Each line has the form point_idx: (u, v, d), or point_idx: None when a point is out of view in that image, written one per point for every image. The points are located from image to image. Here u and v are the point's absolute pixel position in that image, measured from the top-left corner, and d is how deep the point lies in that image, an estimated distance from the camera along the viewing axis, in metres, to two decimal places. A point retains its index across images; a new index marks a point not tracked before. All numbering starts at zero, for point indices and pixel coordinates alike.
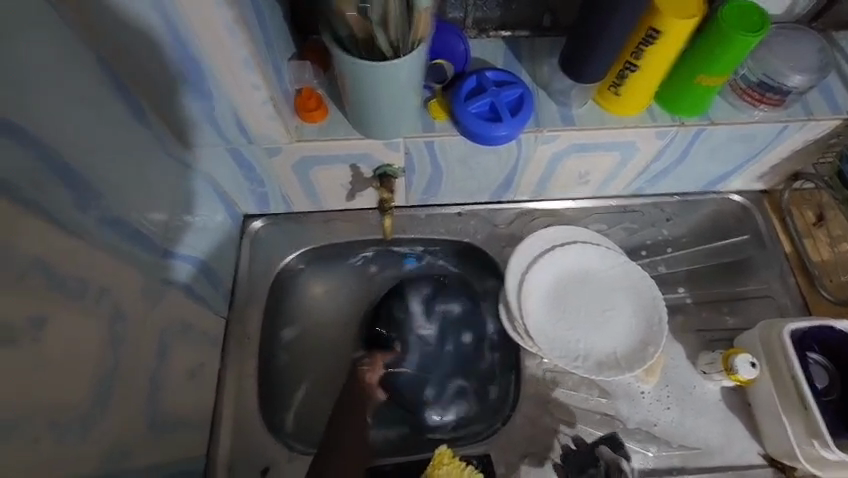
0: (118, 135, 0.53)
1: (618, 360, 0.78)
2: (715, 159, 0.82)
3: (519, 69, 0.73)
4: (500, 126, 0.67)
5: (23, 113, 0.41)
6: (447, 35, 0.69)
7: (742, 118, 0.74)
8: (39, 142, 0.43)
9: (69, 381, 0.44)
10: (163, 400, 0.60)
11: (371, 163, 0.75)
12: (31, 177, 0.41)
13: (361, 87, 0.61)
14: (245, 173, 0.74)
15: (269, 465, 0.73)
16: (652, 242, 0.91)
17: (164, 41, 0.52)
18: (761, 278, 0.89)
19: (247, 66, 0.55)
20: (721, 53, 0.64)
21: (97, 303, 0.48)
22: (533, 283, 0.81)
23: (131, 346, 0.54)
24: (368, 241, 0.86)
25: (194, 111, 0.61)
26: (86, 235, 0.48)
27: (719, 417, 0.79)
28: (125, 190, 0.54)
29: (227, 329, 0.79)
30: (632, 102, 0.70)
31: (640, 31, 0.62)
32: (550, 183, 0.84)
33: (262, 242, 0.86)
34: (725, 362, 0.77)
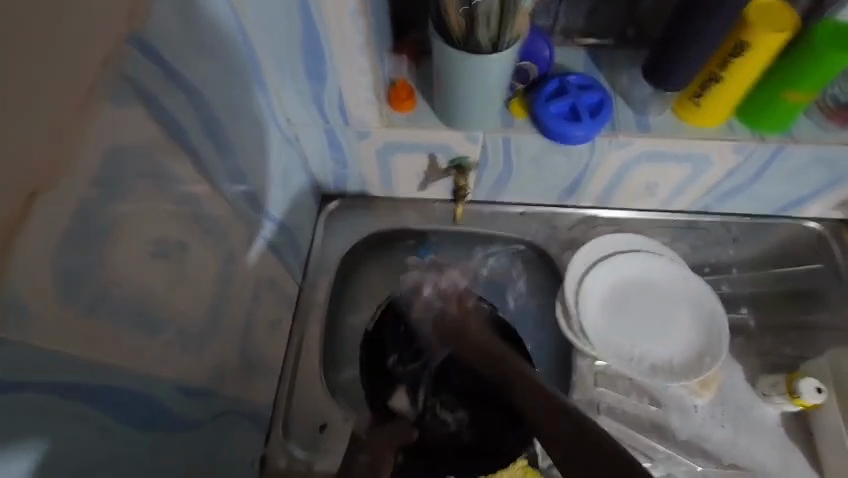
0: (244, 101, 0.62)
1: (673, 366, 0.79)
2: (794, 181, 0.81)
3: (598, 75, 0.76)
4: (578, 126, 0.71)
5: (189, 69, 0.50)
6: (536, 39, 0.74)
7: (827, 138, 0.73)
8: (194, 95, 0.51)
9: (185, 297, 0.51)
10: (246, 342, 0.67)
11: (448, 154, 0.80)
12: (184, 123, 0.50)
13: (456, 81, 0.67)
14: (333, 152, 0.82)
15: (326, 423, 0.79)
16: (716, 261, 0.91)
17: (296, 23, 0.60)
18: (833, 309, 0.86)
19: (360, 51, 0.62)
20: (811, 70, 0.65)
21: (211, 239, 0.56)
22: (592, 286, 0.84)
23: (230, 286, 0.61)
24: (434, 231, 0.91)
25: (305, 88, 0.69)
26: (212, 181, 0.56)
27: (777, 442, 0.76)
28: (243, 150, 0.62)
29: (299, 295, 0.86)
30: (712, 114, 0.71)
31: (729, 43, 0.64)
32: (617, 191, 0.86)
33: (336, 221, 0.92)
34: (790, 385, 0.75)
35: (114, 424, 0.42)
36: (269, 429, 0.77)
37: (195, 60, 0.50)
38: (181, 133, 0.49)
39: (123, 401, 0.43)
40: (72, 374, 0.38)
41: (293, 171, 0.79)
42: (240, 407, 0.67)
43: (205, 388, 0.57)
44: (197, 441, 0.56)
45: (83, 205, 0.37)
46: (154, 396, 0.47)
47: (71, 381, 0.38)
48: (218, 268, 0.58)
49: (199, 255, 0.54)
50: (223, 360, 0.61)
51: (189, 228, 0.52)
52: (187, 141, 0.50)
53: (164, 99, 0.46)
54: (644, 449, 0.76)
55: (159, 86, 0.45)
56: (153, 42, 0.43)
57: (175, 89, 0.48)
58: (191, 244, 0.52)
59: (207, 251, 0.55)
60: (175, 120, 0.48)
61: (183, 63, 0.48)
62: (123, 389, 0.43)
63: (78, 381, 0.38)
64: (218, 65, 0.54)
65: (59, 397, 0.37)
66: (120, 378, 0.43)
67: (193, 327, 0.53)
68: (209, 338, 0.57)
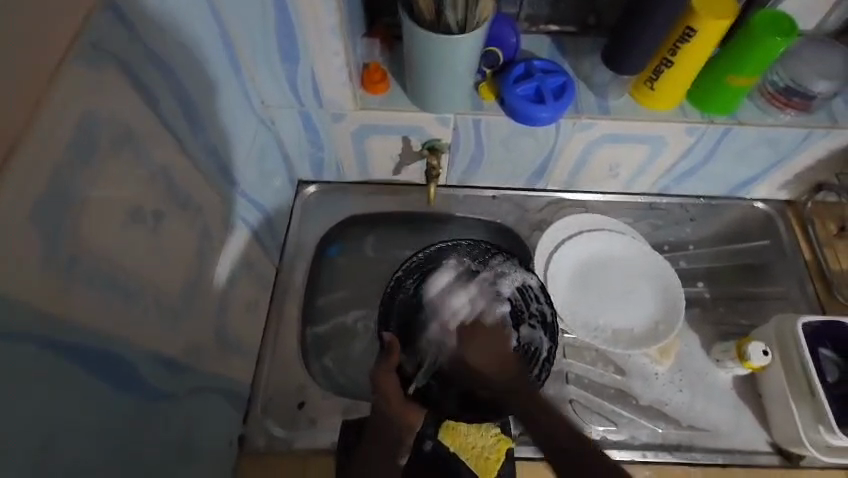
0: (220, 80, 0.63)
1: (635, 337, 0.84)
2: (742, 162, 0.87)
3: (562, 61, 0.80)
4: (543, 108, 0.74)
5: (164, 43, 0.51)
6: (501, 25, 0.77)
7: (769, 121, 0.78)
8: (171, 71, 0.52)
9: (161, 267, 0.52)
10: (222, 319, 0.68)
11: (420, 136, 0.82)
12: (160, 96, 0.51)
13: (426, 64, 0.69)
14: (308, 135, 0.83)
15: (304, 401, 0.81)
16: (674, 239, 0.96)
17: (270, 4, 0.61)
18: (779, 281, 0.93)
19: (333, 34, 0.64)
20: (750, 55, 0.70)
21: (187, 213, 0.57)
22: (559, 263, 0.88)
23: (206, 262, 0.62)
24: (409, 214, 0.94)
25: (279, 71, 0.70)
26: (189, 155, 0.57)
27: (729, 403, 0.82)
28: (218, 128, 0.64)
29: (276, 278, 0.87)
30: (665, 98, 0.76)
31: (678, 30, 0.69)
32: (582, 173, 0.90)
33: (311, 205, 0.94)
34: (739, 350, 0.80)
35: (94, 386, 0.43)
36: (248, 407, 0.78)
37: (168, 34, 0.51)
38: (155, 106, 0.50)
39: (102, 364, 0.44)
40: (53, 330, 0.39)
41: (268, 153, 0.81)
42: (219, 383, 0.68)
43: (182, 360, 0.57)
44: (176, 412, 0.57)
45: (58, 169, 0.38)
46: (131, 362, 0.48)
47: (53, 337, 0.39)
48: (194, 241, 0.59)
49: (175, 228, 0.55)
50: (200, 334, 0.62)
51: (166, 199, 0.53)
52: (162, 115, 0.52)
53: (137, 71, 0.47)
54: (610, 415, 0.80)
55: (134, 57, 0.46)
56: (123, 14, 0.44)
57: (148, 62, 0.49)
58: (166, 215, 0.53)
59: (184, 225, 0.56)
60: (149, 93, 0.49)
61: (154, 36, 0.49)
62: (100, 352, 0.44)
63: (58, 338, 0.39)
64: (192, 41, 0.56)
65: (40, 351, 0.38)
66: (98, 340, 0.44)
67: (170, 298, 0.55)
68: (186, 311, 0.58)
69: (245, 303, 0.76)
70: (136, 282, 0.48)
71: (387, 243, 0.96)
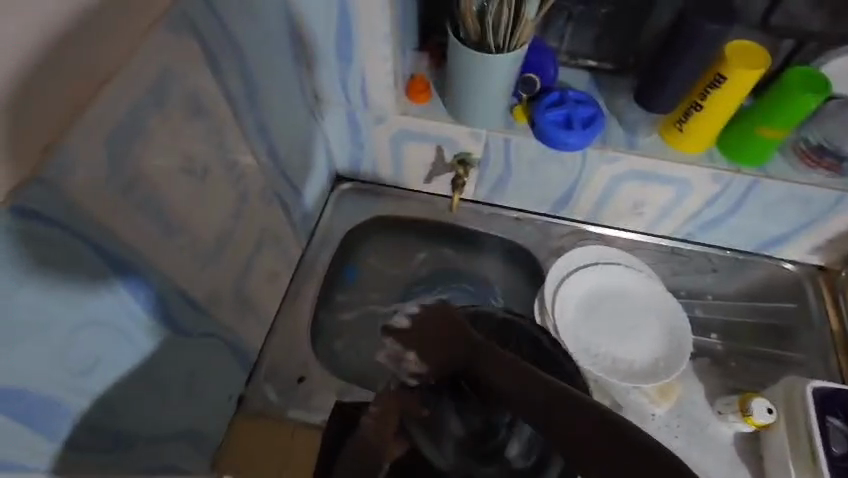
0: (280, 68, 0.72)
1: (635, 373, 0.83)
2: (770, 218, 0.87)
3: (597, 95, 0.84)
4: (570, 134, 0.78)
5: (236, 26, 0.59)
6: (542, 54, 0.82)
7: (797, 178, 0.78)
8: (239, 51, 0.61)
9: (201, 216, 0.59)
10: (244, 281, 0.74)
11: (453, 148, 0.88)
12: (228, 71, 0.59)
13: (465, 78, 0.75)
14: (352, 134, 0.91)
15: (304, 376, 0.85)
16: (693, 287, 0.96)
17: (331, 7, 0.69)
18: (801, 349, 0.90)
19: (385, 41, 0.72)
20: (782, 109, 0.71)
21: (234, 177, 0.65)
22: (569, 289, 0.89)
23: (239, 223, 0.69)
24: (436, 221, 0.99)
25: (334, 70, 0.78)
26: (243, 127, 0.65)
27: (727, 459, 0.79)
28: (273, 110, 0.72)
29: (301, 258, 0.94)
30: (692, 141, 0.78)
31: (709, 76, 0.71)
32: (606, 207, 0.93)
33: (345, 199, 1.01)
34: (741, 404, 0.78)
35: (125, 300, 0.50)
36: (252, 371, 0.84)
37: (242, 19, 0.60)
38: (222, 76, 0.59)
39: (134, 284, 0.51)
40: (102, 238, 0.46)
41: (313, 143, 0.89)
42: (230, 337, 0.74)
43: (201, 304, 0.64)
44: (188, 349, 0.63)
45: (133, 106, 0.46)
46: (159, 287, 0.54)
47: (99, 245, 0.45)
48: (233, 202, 0.66)
49: (217, 185, 0.62)
50: (221, 286, 0.68)
51: (215, 157, 0.60)
52: (226, 86, 0.60)
53: (213, 44, 0.56)
54: None
55: (209, 31, 0.54)
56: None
57: (223, 37, 0.57)
58: (213, 171, 0.60)
59: (227, 185, 0.64)
60: (219, 64, 0.58)
61: (232, 18, 0.58)
62: (133, 271, 0.50)
63: (103, 246, 0.46)
64: (261, 27, 0.64)
65: (83, 252, 0.44)
66: (136, 261, 0.51)
67: (203, 244, 0.61)
68: (214, 262, 0.64)
69: (267, 273, 0.82)
70: (177, 222, 0.55)
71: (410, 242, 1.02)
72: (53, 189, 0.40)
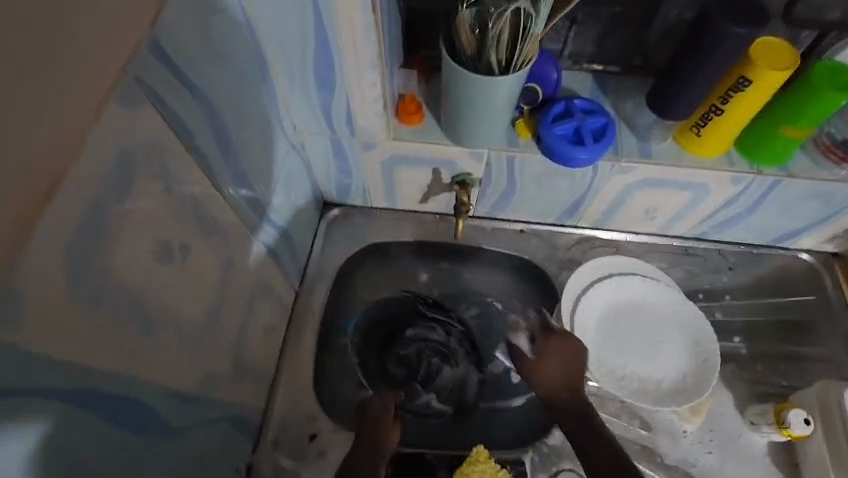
0: (254, 108, 0.63)
1: (662, 392, 0.79)
2: (789, 214, 0.82)
3: (603, 100, 0.77)
4: (581, 149, 0.71)
5: (200, 76, 0.50)
6: (544, 62, 0.74)
7: (822, 174, 0.73)
8: (207, 103, 0.52)
9: (185, 301, 0.51)
10: (240, 348, 0.67)
11: (452, 169, 0.81)
12: (199, 130, 0.51)
13: (464, 99, 0.67)
14: (339, 162, 0.82)
15: (316, 432, 0.79)
16: (710, 287, 0.92)
17: (307, 34, 0.60)
18: (823, 343, 0.87)
19: (371, 67, 0.63)
20: (808, 108, 0.66)
21: (218, 245, 0.57)
22: (586, 309, 0.84)
23: (228, 291, 0.61)
24: (437, 243, 0.92)
25: (315, 100, 0.70)
26: (221, 187, 0.57)
27: (763, 471, 0.77)
28: (251, 156, 0.63)
29: (296, 300, 0.87)
30: (711, 145, 0.72)
31: (731, 78, 0.65)
32: (616, 214, 0.87)
33: (336, 228, 0.94)
34: (777, 415, 0.75)
35: (109, 426, 0.43)
36: (258, 435, 0.78)
37: (206, 65, 0.50)
38: (190, 138, 0.50)
39: (118, 405, 0.43)
40: (67, 373, 0.38)
41: (296, 177, 0.81)
42: (230, 413, 0.66)
43: (197, 393, 0.56)
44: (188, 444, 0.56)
45: (89, 206, 0.37)
46: (147, 398, 0.47)
47: (66, 382, 0.37)
48: (219, 272, 0.58)
49: (201, 262, 0.54)
50: (215, 365, 0.60)
51: (193, 231, 0.52)
52: (196, 148, 0.51)
53: (175, 104, 0.46)
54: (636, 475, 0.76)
55: (171, 91, 0.45)
56: (166, 46, 0.44)
57: (187, 93, 0.48)
58: (194, 248, 0.52)
59: (210, 256, 0.55)
60: (185, 125, 0.48)
61: (194, 67, 0.48)
62: (114, 392, 0.43)
63: (70, 382, 0.38)
64: (229, 69, 0.55)
65: (45, 400, 0.36)
66: (118, 380, 0.43)
67: (191, 330, 0.53)
68: (205, 343, 0.57)
69: (263, 329, 0.75)
70: (159, 318, 0.47)
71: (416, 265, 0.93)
72: None
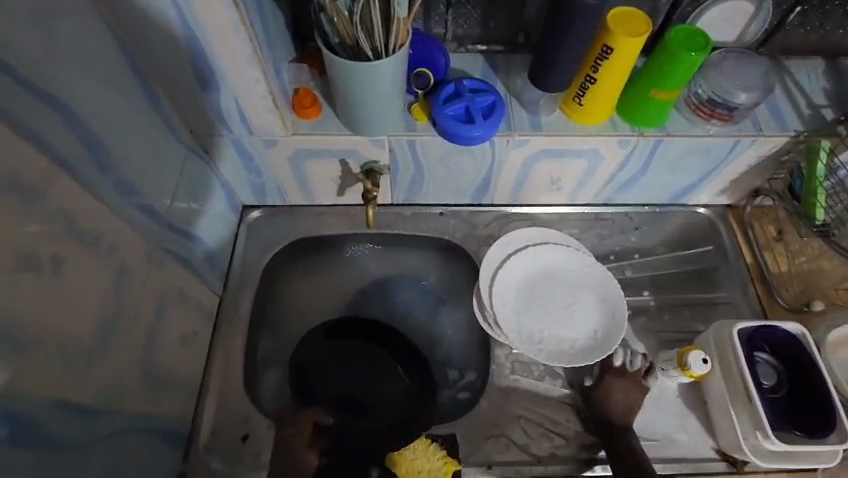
0: (135, 116, 0.62)
1: (578, 350, 0.83)
2: (677, 171, 0.88)
3: (495, 79, 0.81)
4: (473, 127, 0.74)
5: (54, 85, 0.49)
6: (430, 47, 0.77)
7: (695, 132, 0.80)
8: (70, 110, 0.51)
9: (68, 313, 0.50)
10: (151, 360, 0.66)
11: (358, 159, 0.82)
12: (65, 141, 0.50)
13: (349, 88, 0.69)
14: (245, 162, 0.82)
15: (248, 434, 0.79)
16: (620, 248, 0.97)
17: (178, 35, 0.60)
18: (724, 287, 0.94)
19: (250, 63, 0.63)
20: (670, 70, 0.71)
21: (108, 257, 0.56)
22: (503, 280, 0.87)
23: (125, 302, 0.60)
24: (358, 234, 0.94)
25: (203, 102, 0.69)
26: (102, 197, 0.56)
27: (676, 411, 0.83)
28: (138, 165, 0.62)
29: (220, 306, 0.86)
30: (593, 113, 0.77)
31: (596, 47, 0.69)
32: (524, 187, 0.91)
33: (257, 231, 0.93)
34: (680, 359, 0.80)
35: None
36: (189, 443, 0.77)
37: (57, 73, 0.49)
38: (53, 148, 0.48)
39: None
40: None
41: (208, 183, 0.81)
42: (147, 425, 0.66)
43: (99, 405, 0.56)
44: (94, 461, 0.55)
45: None
46: (25, 415, 0.46)
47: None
48: (112, 282, 0.58)
49: (88, 273, 0.53)
50: (122, 376, 0.60)
51: (71, 243, 0.51)
52: (63, 159, 0.50)
53: (22, 114, 0.45)
54: (558, 430, 0.81)
55: (18, 102, 0.44)
56: None
57: (37, 102, 0.47)
58: (72, 260, 0.51)
59: (97, 268, 0.55)
60: (41, 135, 0.47)
61: (40, 74, 0.47)
62: None
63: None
64: (90, 75, 0.54)
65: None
66: None
67: (82, 346, 0.53)
68: (102, 354, 0.56)
69: (180, 338, 0.74)
70: (33, 335, 0.46)
71: (342, 255, 0.96)
72: None
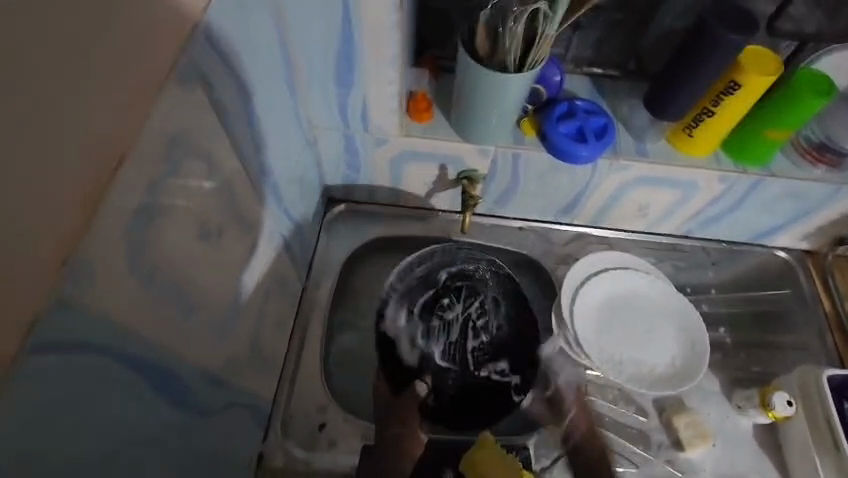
0: (279, 99, 0.65)
1: (655, 376, 0.85)
2: (768, 212, 0.88)
3: (601, 100, 0.82)
4: (583, 146, 0.76)
5: (240, 64, 0.52)
6: (548, 65, 0.79)
7: (802, 175, 0.80)
8: (244, 89, 0.54)
9: (214, 280, 0.53)
10: (257, 336, 0.68)
11: (458, 166, 0.83)
12: (235, 117, 0.53)
13: (476, 97, 0.71)
14: (348, 157, 0.85)
15: (325, 422, 0.80)
16: (696, 282, 0.97)
17: (336, 29, 0.63)
18: (798, 331, 0.93)
19: (392, 64, 0.67)
20: (790, 112, 0.73)
21: (245, 232, 0.59)
22: (583, 301, 0.88)
23: (249, 277, 0.62)
24: (441, 239, 0.94)
25: (333, 94, 0.73)
26: (248, 174, 0.59)
27: (751, 452, 0.82)
28: (273, 146, 0.65)
29: (303, 293, 0.88)
30: (702, 146, 0.78)
31: (721, 83, 0.71)
32: (610, 213, 0.92)
33: (339, 224, 0.94)
34: (762, 399, 0.81)
35: (154, 397, 0.44)
36: (268, 425, 0.78)
37: (244, 52, 0.52)
38: (228, 124, 0.52)
39: (160, 376, 0.45)
40: (112, 337, 0.38)
41: (311, 171, 0.83)
42: (248, 400, 0.67)
43: (223, 374, 0.57)
44: (213, 425, 0.57)
45: (151, 181, 0.40)
46: (181, 371, 0.48)
47: (112, 345, 0.38)
48: (244, 257, 0.60)
49: (230, 244, 0.56)
50: (239, 349, 0.62)
51: (225, 214, 0.54)
52: (230, 128, 0.53)
53: (217, 89, 0.48)
54: (631, 456, 0.80)
55: (215, 75, 0.47)
56: (214, 31, 0.45)
57: (227, 80, 0.50)
58: (224, 230, 0.54)
59: (236, 239, 0.57)
60: (224, 111, 0.50)
61: (234, 53, 0.50)
62: (153, 362, 0.44)
63: (112, 345, 0.38)
64: (262, 58, 0.57)
65: (97, 361, 0.37)
66: (157, 351, 0.44)
67: (220, 312, 0.55)
68: (229, 325, 0.58)
69: (276, 320, 0.76)
70: (193, 296, 0.49)
71: None
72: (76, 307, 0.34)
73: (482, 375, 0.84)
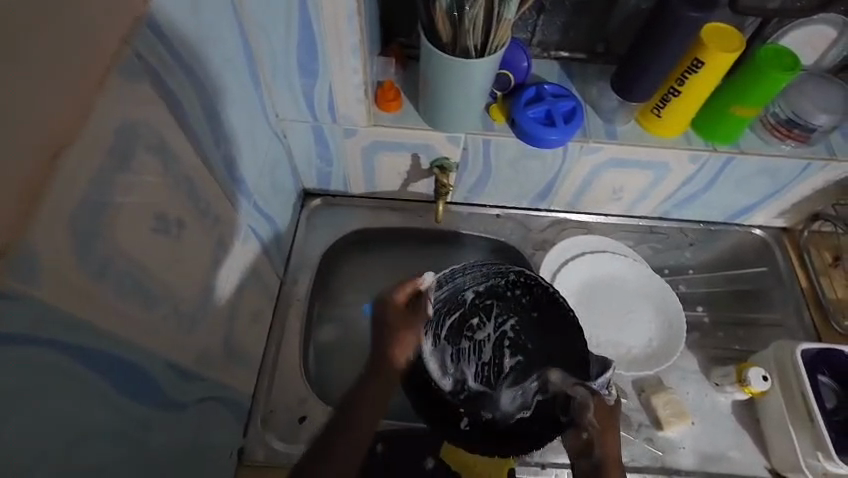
0: (242, 92, 0.64)
1: (633, 356, 0.87)
2: (741, 190, 0.89)
3: (570, 85, 0.82)
4: (552, 130, 0.76)
5: (195, 57, 0.52)
6: (515, 50, 0.79)
7: (770, 151, 0.81)
8: (202, 82, 0.54)
9: (177, 274, 0.52)
10: (231, 331, 0.67)
11: (430, 154, 0.83)
12: (193, 111, 0.53)
13: (441, 83, 0.71)
14: (319, 149, 0.84)
15: (306, 415, 0.79)
16: (674, 263, 0.98)
17: (295, 20, 0.63)
18: (775, 307, 0.93)
19: (354, 54, 0.66)
20: (756, 88, 0.73)
21: (210, 225, 0.59)
22: (561, 286, 0.90)
23: (217, 271, 0.62)
24: (419, 229, 0.94)
25: (299, 85, 0.72)
26: (211, 167, 0.58)
27: (730, 428, 0.82)
28: (238, 140, 0.65)
29: (280, 288, 0.87)
30: (671, 126, 0.78)
31: (686, 61, 0.71)
32: (586, 197, 0.92)
33: (317, 218, 0.94)
34: (739, 375, 0.81)
35: (115, 392, 0.44)
36: (248, 420, 0.78)
37: (199, 45, 0.52)
38: (185, 117, 0.51)
39: (122, 371, 0.45)
40: (67, 331, 0.38)
41: (283, 165, 0.83)
42: (223, 395, 0.67)
43: (192, 369, 0.57)
44: (184, 420, 0.56)
45: (98, 174, 0.39)
46: (144, 366, 0.48)
47: (66, 340, 0.38)
48: (211, 251, 0.60)
49: (193, 238, 0.55)
50: (210, 345, 0.61)
51: (186, 207, 0.53)
52: (188, 122, 0.52)
53: (170, 82, 0.48)
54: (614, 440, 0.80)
55: (167, 68, 0.47)
56: (163, 23, 0.45)
57: (181, 72, 0.49)
58: (185, 224, 0.53)
59: (200, 233, 0.57)
60: (180, 104, 0.50)
61: (187, 45, 0.50)
62: (114, 357, 0.44)
63: (66, 339, 0.38)
64: (220, 51, 0.56)
65: (50, 356, 0.37)
66: (118, 346, 0.44)
67: (185, 307, 0.54)
68: (196, 319, 0.57)
69: (251, 315, 0.76)
70: (154, 290, 0.48)
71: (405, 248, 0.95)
72: (24, 302, 0.34)
73: (518, 400, 0.72)
